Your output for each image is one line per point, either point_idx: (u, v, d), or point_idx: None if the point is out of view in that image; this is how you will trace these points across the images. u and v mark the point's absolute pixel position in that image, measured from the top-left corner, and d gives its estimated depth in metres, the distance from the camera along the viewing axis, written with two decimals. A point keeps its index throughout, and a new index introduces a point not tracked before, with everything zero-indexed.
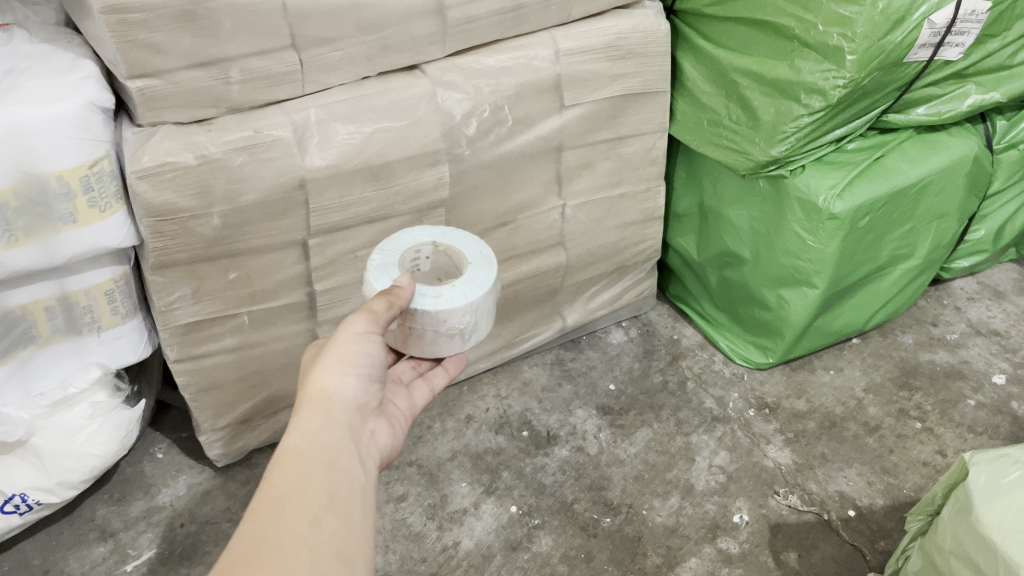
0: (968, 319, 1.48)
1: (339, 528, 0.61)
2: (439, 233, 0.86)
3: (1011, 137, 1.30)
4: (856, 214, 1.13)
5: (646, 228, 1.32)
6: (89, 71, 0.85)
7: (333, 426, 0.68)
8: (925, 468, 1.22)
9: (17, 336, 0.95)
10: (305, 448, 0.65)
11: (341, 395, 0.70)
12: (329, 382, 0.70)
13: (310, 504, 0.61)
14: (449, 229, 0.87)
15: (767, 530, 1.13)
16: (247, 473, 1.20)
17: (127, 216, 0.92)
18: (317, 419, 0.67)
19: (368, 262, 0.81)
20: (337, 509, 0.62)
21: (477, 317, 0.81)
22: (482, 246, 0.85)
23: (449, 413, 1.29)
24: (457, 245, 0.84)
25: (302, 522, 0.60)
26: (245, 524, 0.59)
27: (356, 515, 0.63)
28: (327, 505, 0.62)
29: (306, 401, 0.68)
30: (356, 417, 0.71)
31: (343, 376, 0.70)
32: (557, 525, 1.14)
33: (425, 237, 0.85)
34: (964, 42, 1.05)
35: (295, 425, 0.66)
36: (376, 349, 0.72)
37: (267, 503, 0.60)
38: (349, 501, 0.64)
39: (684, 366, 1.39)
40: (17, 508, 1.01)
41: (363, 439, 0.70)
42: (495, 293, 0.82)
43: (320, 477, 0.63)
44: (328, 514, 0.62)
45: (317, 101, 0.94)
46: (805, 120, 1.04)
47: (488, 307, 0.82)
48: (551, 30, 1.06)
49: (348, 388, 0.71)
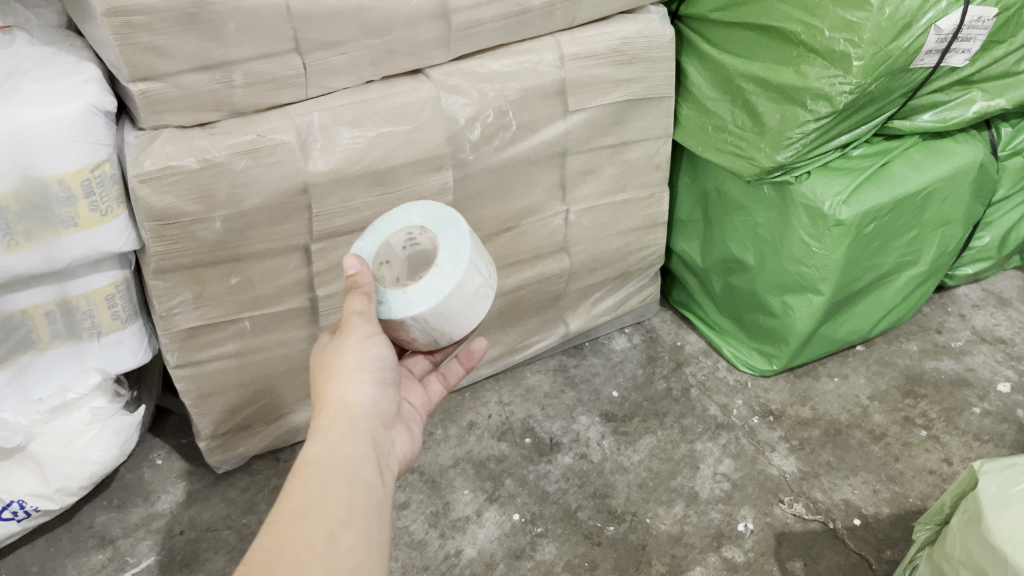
0: (973, 326, 1.48)
1: (354, 545, 0.60)
2: (433, 216, 0.81)
3: (1016, 145, 1.30)
4: (862, 221, 1.12)
5: (650, 234, 1.32)
6: (92, 74, 0.84)
7: (353, 437, 0.67)
8: (931, 477, 1.20)
9: (17, 341, 0.94)
10: (328, 459, 0.64)
11: (359, 404, 0.70)
12: (346, 391, 0.70)
13: (328, 517, 0.60)
14: (445, 211, 0.82)
15: (772, 539, 1.12)
16: (248, 479, 1.19)
17: (129, 220, 0.91)
18: (339, 430, 0.67)
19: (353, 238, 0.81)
20: (356, 524, 0.61)
21: (447, 315, 0.79)
22: (461, 245, 0.79)
23: (451, 419, 1.28)
24: (441, 237, 0.80)
25: (318, 536, 0.58)
26: (263, 536, 0.58)
27: (373, 531, 0.62)
28: (343, 519, 0.60)
29: (326, 412, 0.68)
30: (376, 426, 0.71)
31: (359, 384, 0.71)
32: (561, 533, 1.12)
33: (416, 219, 0.81)
34: (971, 48, 1.04)
35: (318, 436, 0.66)
36: (386, 352, 0.73)
37: (286, 515, 0.59)
38: (368, 515, 0.62)
39: (687, 372, 1.38)
40: (15, 515, 1.00)
41: (384, 450, 0.70)
42: (471, 284, 0.79)
43: (339, 490, 0.62)
44: (344, 530, 0.60)
45: (320, 105, 0.94)
46: (811, 126, 1.03)
47: (458, 304, 0.79)
48: (556, 34, 1.06)
49: (365, 396, 0.71)
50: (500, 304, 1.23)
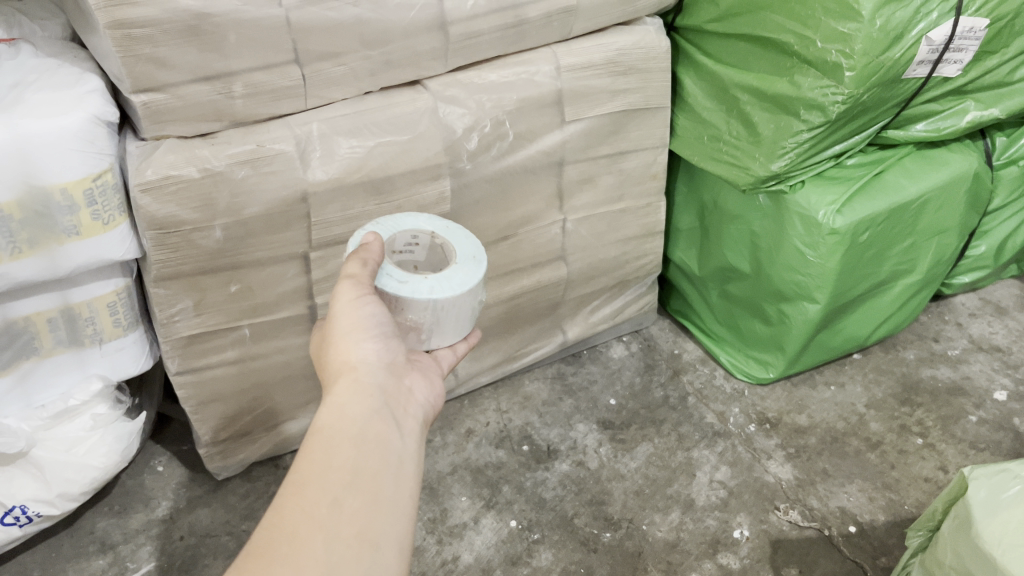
0: (970, 335, 1.48)
1: (361, 508, 0.60)
2: (443, 226, 0.83)
3: (1011, 154, 1.30)
4: (857, 229, 1.13)
5: (647, 242, 1.33)
6: (95, 85, 0.86)
7: (359, 398, 0.67)
8: (926, 485, 1.21)
9: (19, 347, 0.95)
10: (333, 424, 0.64)
11: (364, 361, 0.70)
12: (347, 354, 0.70)
13: (331, 484, 0.60)
14: (454, 225, 0.85)
15: (768, 546, 1.12)
16: (247, 486, 1.20)
17: (131, 228, 0.92)
18: (344, 392, 0.67)
19: (357, 231, 0.81)
20: (363, 487, 0.61)
21: (437, 317, 0.78)
22: (478, 251, 0.82)
23: (450, 427, 1.29)
24: (454, 246, 0.82)
25: (320, 505, 0.59)
26: (268, 512, 0.58)
27: (383, 491, 0.62)
28: (349, 484, 0.61)
29: (333, 377, 0.69)
30: (386, 380, 0.71)
31: (361, 344, 0.71)
32: (557, 540, 1.13)
33: (425, 225, 0.83)
34: (964, 58, 1.05)
35: (325, 403, 0.67)
36: (379, 310, 0.72)
37: (288, 489, 0.59)
38: (377, 476, 0.62)
39: (685, 381, 1.39)
40: (17, 520, 1.01)
41: (399, 401, 0.70)
42: (473, 298, 0.80)
43: (345, 455, 0.62)
44: (350, 494, 0.60)
45: (319, 115, 0.95)
46: (805, 135, 1.05)
47: (465, 304, 0.79)
48: (553, 45, 1.07)
49: (369, 353, 0.71)
50: (500, 311, 1.24)
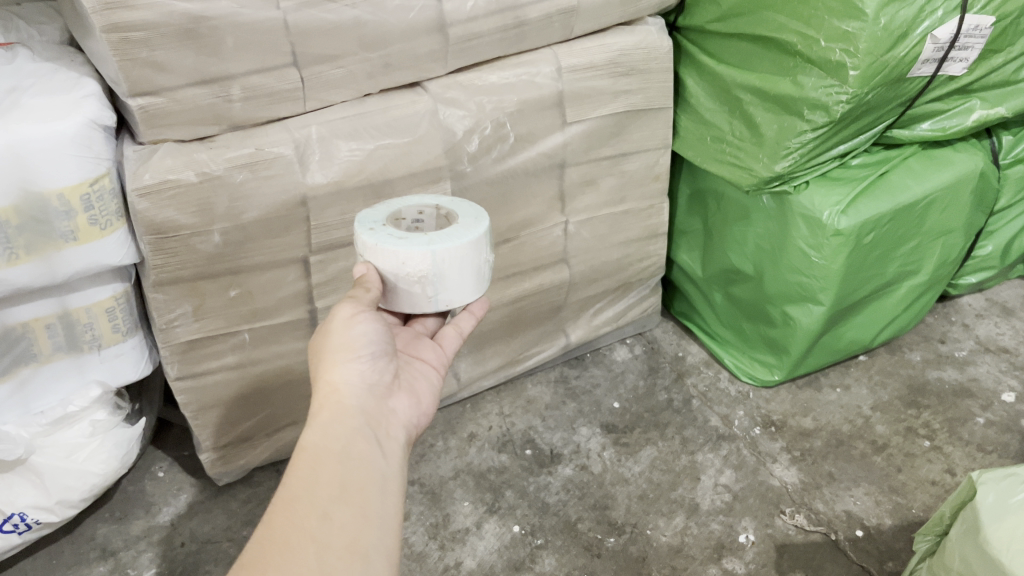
0: (977, 336, 1.47)
1: (350, 520, 0.59)
2: (445, 200, 0.84)
3: (1017, 153, 1.30)
4: (859, 233, 1.12)
5: (650, 245, 1.32)
6: (91, 89, 0.86)
7: (344, 417, 0.66)
8: (934, 488, 1.19)
9: (18, 354, 0.95)
10: (319, 442, 0.63)
11: (348, 382, 0.69)
12: (333, 374, 0.69)
13: (320, 499, 0.59)
14: (456, 199, 0.85)
15: (774, 550, 1.10)
16: (249, 491, 1.19)
17: (129, 233, 0.92)
18: (329, 412, 0.66)
19: (362, 213, 0.82)
20: (350, 501, 0.60)
21: (441, 270, 0.76)
22: (480, 214, 0.81)
23: (452, 431, 1.29)
24: (455, 212, 0.81)
25: (310, 517, 0.58)
26: (259, 526, 0.57)
27: (371, 505, 0.61)
28: (337, 498, 0.60)
29: (315, 398, 0.68)
30: (368, 400, 0.69)
31: (345, 365, 0.70)
32: (560, 545, 1.11)
33: (430, 200, 0.83)
34: (969, 56, 1.04)
35: (310, 420, 0.66)
36: (373, 329, 0.72)
37: (277, 503, 0.59)
38: (365, 491, 0.62)
39: (689, 383, 1.38)
40: (16, 528, 1.00)
41: (382, 419, 0.69)
42: (478, 254, 0.78)
43: (332, 471, 0.61)
44: (338, 508, 0.59)
45: (318, 118, 0.95)
46: (809, 135, 1.03)
47: (469, 257, 0.77)
48: (554, 46, 1.06)
49: (355, 374, 0.70)
50: (501, 314, 1.23)
